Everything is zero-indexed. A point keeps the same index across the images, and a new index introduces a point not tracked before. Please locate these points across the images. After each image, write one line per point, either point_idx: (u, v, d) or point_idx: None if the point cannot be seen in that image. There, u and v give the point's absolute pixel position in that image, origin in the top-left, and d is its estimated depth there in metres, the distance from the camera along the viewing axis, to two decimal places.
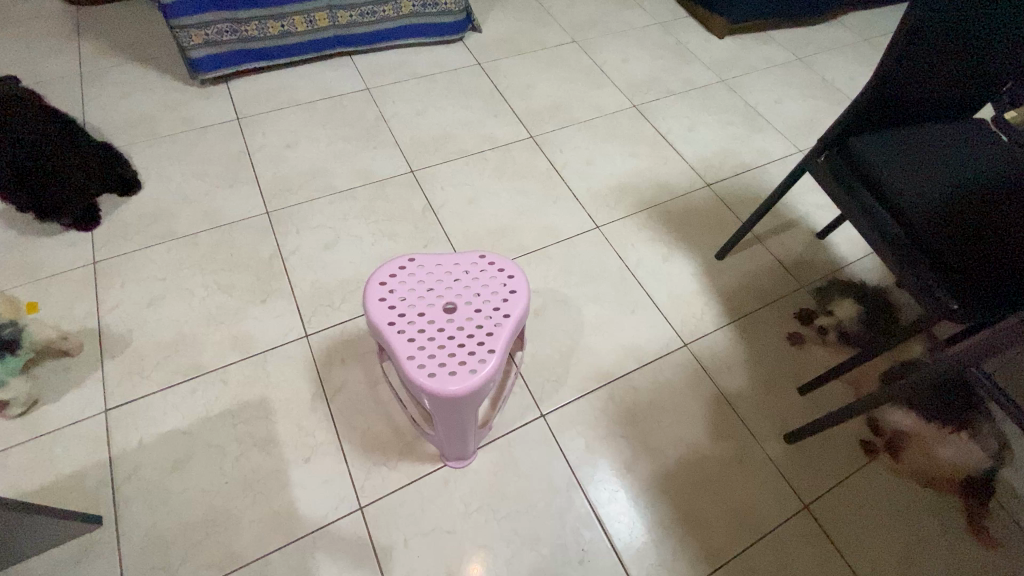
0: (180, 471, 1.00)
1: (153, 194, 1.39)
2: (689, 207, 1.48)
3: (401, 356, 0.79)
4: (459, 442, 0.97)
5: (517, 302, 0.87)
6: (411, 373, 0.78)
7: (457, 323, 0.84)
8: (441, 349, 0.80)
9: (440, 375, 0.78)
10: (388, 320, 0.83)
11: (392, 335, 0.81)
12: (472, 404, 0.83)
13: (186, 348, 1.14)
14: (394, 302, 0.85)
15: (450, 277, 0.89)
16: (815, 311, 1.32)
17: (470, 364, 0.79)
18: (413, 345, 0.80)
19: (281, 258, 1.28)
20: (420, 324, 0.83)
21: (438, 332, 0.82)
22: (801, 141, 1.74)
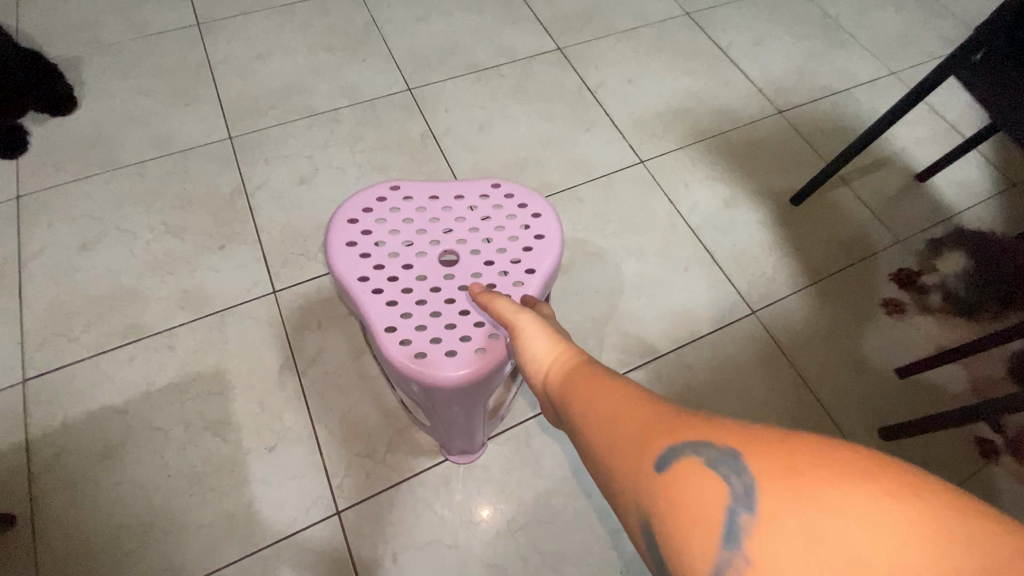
0: (113, 460, 0.80)
1: (94, 114, 1.13)
2: (756, 139, 1.18)
3: (376, 328, 0.55)
4: (465, 437, 0.74)
5: (545, 252, 0.60)
6: (391, 353, 0.54)
7: (461, 280, 0.58)
8: (436, 318, 0.56)
9: (434, 355, 0.53)
10: (360, 274, 0.58)
11: (365, 296, 0.57)
12: (481, 395, 0.59)
13: (125, 304, 0.91)
14: (370, 246, 0.60)
15: (450, 214, 0.63)
16: (920, 271, 1.04)
17: (478, 339, 0.55)
18: (395, 313, 0.56)
19: (245, 195, 1.03)
20: (404, 281, 0.58)
21: (430, 294, 0.57)
22: (893, 61, 1.39)
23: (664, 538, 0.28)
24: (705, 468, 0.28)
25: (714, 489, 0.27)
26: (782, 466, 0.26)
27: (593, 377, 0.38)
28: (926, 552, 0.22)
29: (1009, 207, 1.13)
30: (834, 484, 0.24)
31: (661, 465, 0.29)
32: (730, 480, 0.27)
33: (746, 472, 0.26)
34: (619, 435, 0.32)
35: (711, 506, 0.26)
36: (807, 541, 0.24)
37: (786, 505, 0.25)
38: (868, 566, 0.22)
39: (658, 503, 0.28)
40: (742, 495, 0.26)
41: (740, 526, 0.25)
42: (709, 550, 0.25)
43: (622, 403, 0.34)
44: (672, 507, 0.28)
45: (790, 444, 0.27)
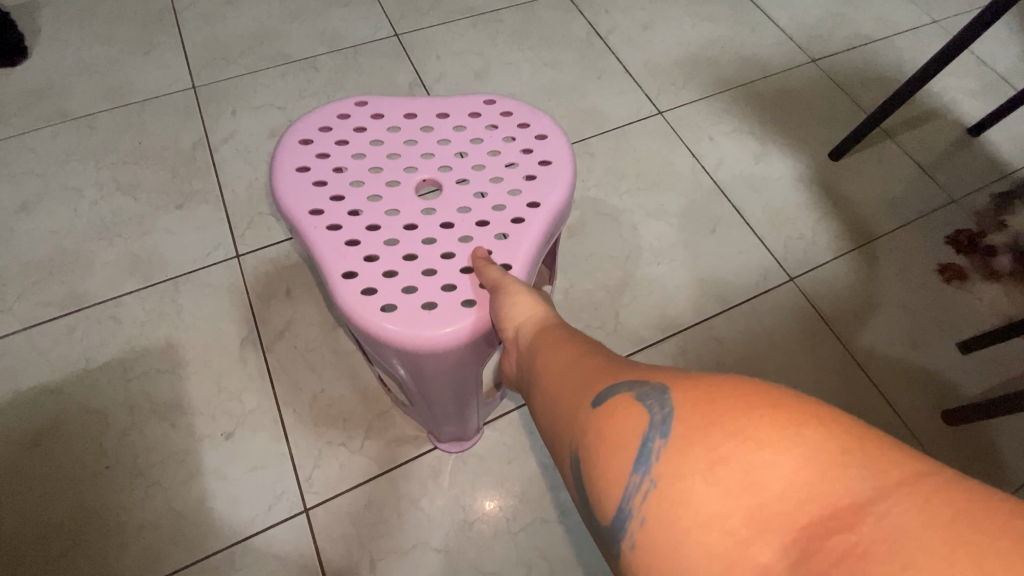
0: (41, 448, 0.67)
1: (44, 64, 1.01)
2: (789, 89, 1.04)
3: (331, 273, 0.44)
4: (455, 421, 0.62)
5: (549, 183, 0.49)
6: (350, 305, 0.43)
7: (444, 217, 0.47)
8: (409, 262, 0.45)
9: (404, 307, 0.43)
10: (314, 208, 0.47)
11: (320, 235, 0.46)
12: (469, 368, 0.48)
13: (66, 270, 0.79)
14: (329, 178, 0.49)
15: (431, 138, 0.52)
16: (982, 232, 0.90)
17: (464, 290, 0.44)
18: (356, 256, 0.45)
19: (209, 149, 0.90)
20: (371, 218, 0.47)
21: (403, 233, 0.46)
22: (936, 8, 1.26)
23: (591, 466, 0.30)
24: (634, 404, 0.30)
25: (637, 419, 0.29)
26: (704, 398, 0.28)
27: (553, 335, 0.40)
28: (822, 474, 0.23)
29: None
30: (744, 414, 0.26)
31: (599, 403, 0.32)
32: (652, 411, 0.29)
33: (667, 404, 0.28)
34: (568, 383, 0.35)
35: (632, 436, 0.28)
36: (709, 459, 0.25)
37: (695, 431, 0.26)
38: (761, 479, 0.24)
39: (589, 435, 0.31)
40: (659, 424, 0.28)
41: (653, 450, 0.27)
42: (623, 468, 0.28)
43: (576, 363, 0.36)
44: (601, 436, 0.30)
45: (716, 385, 0.28)
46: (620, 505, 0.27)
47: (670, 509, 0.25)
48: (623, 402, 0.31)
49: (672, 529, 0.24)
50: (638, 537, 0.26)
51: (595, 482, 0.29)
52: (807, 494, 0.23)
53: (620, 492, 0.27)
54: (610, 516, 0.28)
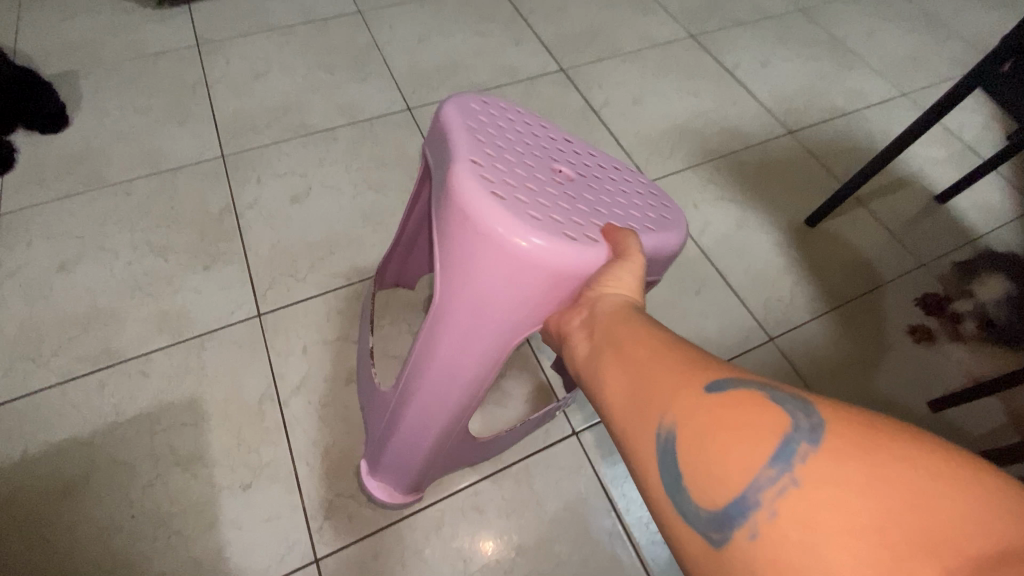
0: (71, 496, 0.72)
1: (85, 132, 1.10)
2: (768, 159, 1.14)
3: (462, 157, 0.48)
4: (410, 445, 0.63)
5: (665, 226, 0.55)
6: (463, 174, 0.46)
7: (564, 180, 0.53)
8: (525, 184, 0.49)
9: (508, 202, 0.46)
10: (462, 118, 0.52)
11: (458, 123, 0.51)
12: (520, 303, 0.48)
13: (100, 326, 0.86)
14: (489, 108, 0.57)
15: (578, 142, 0.60)
16: (948, 295, 0.97)
17: (570, 228, 0.47)
18: (481, 151, 0.50)
19: (235, 213, 0.99)
20: (506, 151, 0.51)
21: (529, 174, 0.50)
22: (904, 82, 1.37)
23: (710, 449, 0.30)
24: (768, 403, 0.31)
25: (779, 419, 0.29)
26: (854, 421, 0.28)
27: (647, 317, 0.41)
28: (990, 512, 0.24)
29: None
30: (906, 442, 0.26)
31: (722, 391, 0.32)
32: (796, 416, 0.29)
33: (814, 413, 0.29)
34: (671, 367, 0.35)
35: (773, 435, 0.29)
36: (869, 469, 0.26)
37: (851, 446, 0.27)
38: (925, 502, 0.24)
39: (709, 418, 0.31)
40: (808, 429, 0.28)
41: (798, 452, 0.28)
42: (761, 462, 0.28)
43: (672, 351, 0.36)
44: (725, 421, 0.30)
45: (866, 416, 0.28)
46: (747, 495, 0.28)
47: (814, 509, 0.26)
48: (756, 397, 0.31)
49: (808, 530, 0.26)
50: (766, 525, 0.27)
51: (714, 468, 0.30)
52: (976, 527, 0.23)
53: (745, 480, 0.28)
54: (728, 501, 0.28)
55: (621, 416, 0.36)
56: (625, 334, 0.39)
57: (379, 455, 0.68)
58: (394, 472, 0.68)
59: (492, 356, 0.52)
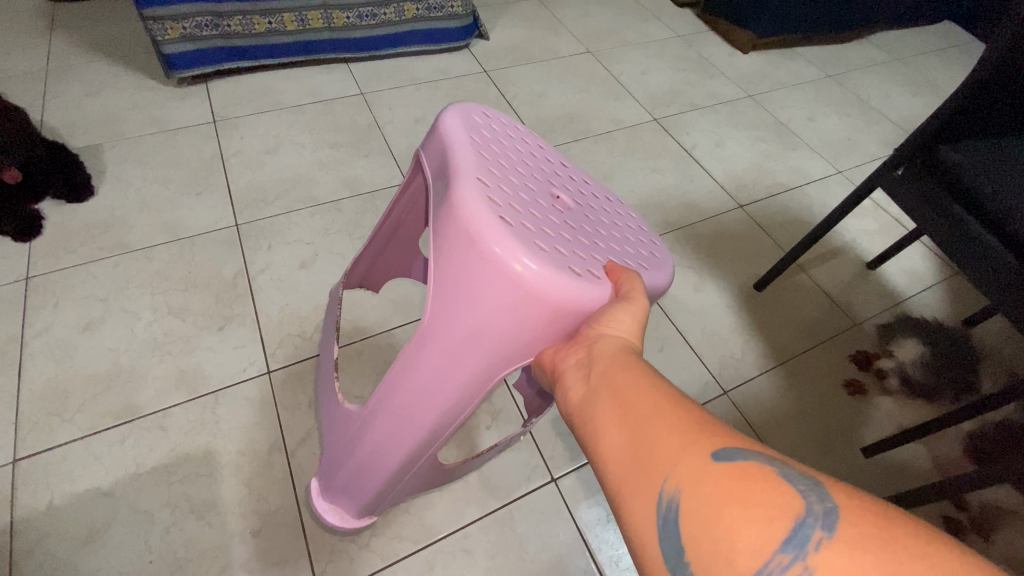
0: (95, 544, 0.79)
1: (108, 200, 1.21)
2: (721, 230, 1.30)
3: (469, 176, 0.55)
4: (366, 467, 0.71)
5: (653, 268, 0.65)
6: (472, 194, 0.53)
7: (562, 214, 0.62)
8: (532, 220, 0.56)
9: (518, 233, 0.53)
10: (472, 140, 0.60)
11: (467, 143, 0.59)
12: (518, 326, 0.54)
13: (121, 384, 0.94)
14: (498, 140, 0.65)
15: (571, 173, 0.71)
16: (874, 353, 1.12)
17: (572, 264, 0.54)
18: (494, 181, 0.56)
19: (247, 278, 1.09)
20: (511, 177, 0.60)
21: (532, 203, 0.59)
22: (839, 160, 1.57)
23: (714, 521, 0.33)
24: (780, 482, 0.33)
25: (791, 502, 0.32)
26: (867, 512, 0.31)
27: (640, 361, 0.47)
28: None
29: (952, 294, 1.24)
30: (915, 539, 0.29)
31: (727, 460, 0.35)
32: (810, 500, 0.32)
33: (828, 499, 0.32)
34: (679, 433, 0.38)
35: (784, 516, 0.31)
36: (877, 559, 0.28)
37: (868, 540, 0.29)
38: None
39: (715, 486, 0.34)
40: (821, 515, 0.31)
41: (811, 538, 0.30)
42: (769, 544, 0.30)
43: (673, 405, 0.40)
44: (728, 489, 0.33)
45: (879, 510, 0.31)
46: None
47: None
48: (764, 473, 0.34)
49: None
50: None
51: (718, 543, 0.32)
52: None
53: (760, 562, 0.30)
54: None
55: (621, 468, 0.39)
56: (627, 384, 0.43)
57: (334, 476, 0.76)
58: (346, 494, 0.76)
59: (483, 374, 0.58)
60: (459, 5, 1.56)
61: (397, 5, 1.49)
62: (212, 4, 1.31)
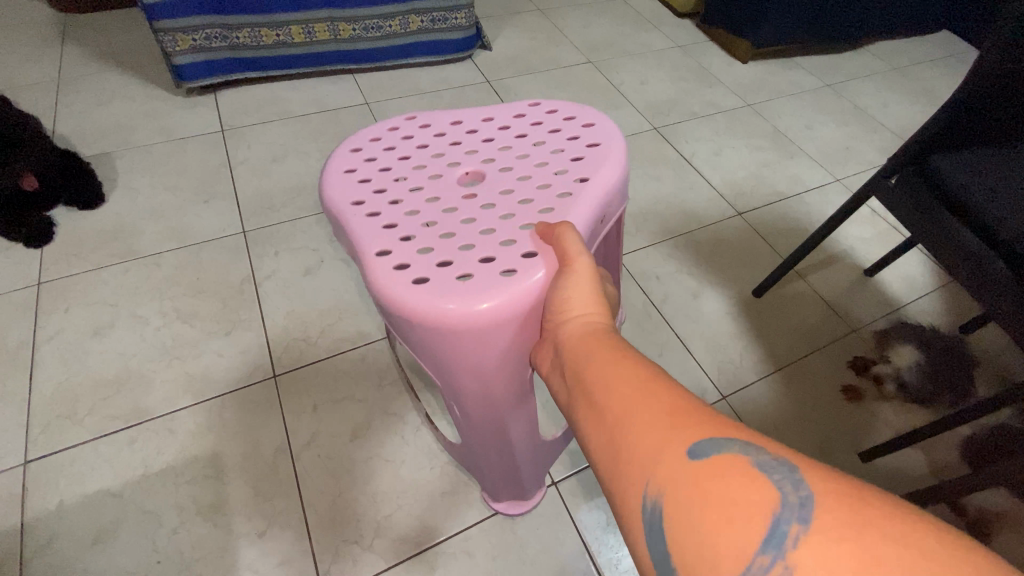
0: (103, 545, 0.81)
1: (118, 208, 1.23)
2: (720, 237, 1.32)
3: (369, 255, 0.55)
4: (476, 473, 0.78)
5: (589, 165, 0.63)
6: (378, 274, 0.53)
7: (478, 203, 0.60)
8: (451, 246, 0.55)
9: (438, 281, 0.52)
10: (358, 208, 0.60)
11: (353, 216, 0.59)
12: (505, 347, 0.54)
13: (130, 388, 0.96)
14: (379, 180, 0.64)
15: (465, 141, 0.69)
16: (872, 359, 1.13)
17: (498, 267, 0.53)
18: (394, 241, 0.56)
19: (254, 283, 1.12)
20: (415, 211, 0.59)
21: (445, 224, 0.58)
22: (837, 168, 1.59)
23: (697, 522, 0.32)
24: (757, 475, 0.33)
25: (767, 495, 0.31)
26: (842, 497, 0.30)
27: (609, 350, 0.47)
28: None
29: (950, 299, 1.25)
30: (891, 523, 0.28)
31: (703, 455, 0.35)
32: (785, 491, 0.31)
33: (802, 487, 0.31)
34: (658, 431, 0.37)
35: (763, 515, 0.31)
36: (854, 553, 0.28)
37: (843, 529, 0.29)
38: None
39: (693, 486, 0.33)
40: (796, 507, 0.30)
41: (788, 533, 0.29)
42: (749, 546, 0.30)
43: (647, 398, 0.40)
44: (706, 487, 0.33)
45: (856, 495, 0.31)
46: None
47: None
48: (741, 465, 0.34)
49: None
50: None
51: (701, 546, 0.31)
52: None
53: (740, 562, 0.30)
54: None
55: (611, 475, 0.39)
56: (601, 385, 0.43)
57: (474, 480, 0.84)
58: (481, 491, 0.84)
59: (509, 389, 0.59)
60: (464, 17, 1.58)
61: (402, 18, 1.52)
62: (222, 17, 1.34)
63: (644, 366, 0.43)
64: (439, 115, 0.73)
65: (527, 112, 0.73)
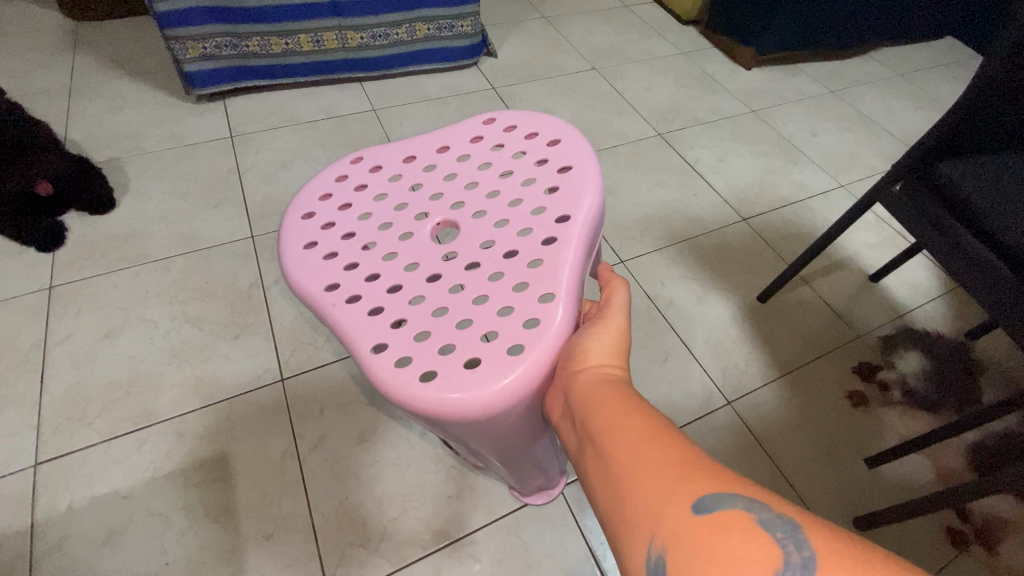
0: (113, 546, 0.82)
1: (129, 212, 1.25)
2: (724, 243, 1.32)
3: (364, 351, 0.50)
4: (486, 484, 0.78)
5: (569, 194, 0.59)
6: (377, 374, 0.48)
7: (466, 258, 0.56)
8: (449, 326, 0.50)
9: (443, 373, 0.47)
10: (336, 293, 0.54)
11: (333, 306, 0.53)
12: (519, 417, 0.51)
13: (140, 390, 0.97)
14: (347, 253, 0.58)
15: (431, 184, 0.64)
16: (877, 365, 1.13)
17: (501, 342, 0.49)
18: (386, 330, 0.51)
19: (262, 288, 1.13)
20: (403, 283, 0.55)
21: (437, 294, 0.53)
22: (841, 174, 1.59)
23: None
24: (760, 533, 0.32)
25: (769, 555, 0.30)
26: (846, 559, 0.29)
27: (616, 397, 0.44)
28: None
29: (956, 305, 1.25)
30: None
31: (706, 511, 0.33)
32: (788, 550, 0.30)
33: (806, 547, 0.30)
34: (662, 483, 0.36)
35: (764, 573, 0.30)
36: None
37: None
38: None
39: (697, 542, 0.32)
40: (799, 569, 0.29)
41: None
42: None
43: (652, 451, 0.38)
44: (709, 545, 0.31)
45: (860, 555, 0.30)
46: None
47: None
48: (745, 522, 0.32)
49: None
50: None
51: None
52: None
53: None
54: None
55: (613, 525, 0.37)
56: (606, 432, 0.41)
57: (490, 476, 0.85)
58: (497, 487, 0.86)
59: (522, 436, 0.57)
60: (470, 25, 1.60)
61: (409, 26, 1.54)
62: (232, 25, 1.36)
63: (651, 416, 0.42)
64: (390, 156, 0.67)
65: (480, 140, 0.68)
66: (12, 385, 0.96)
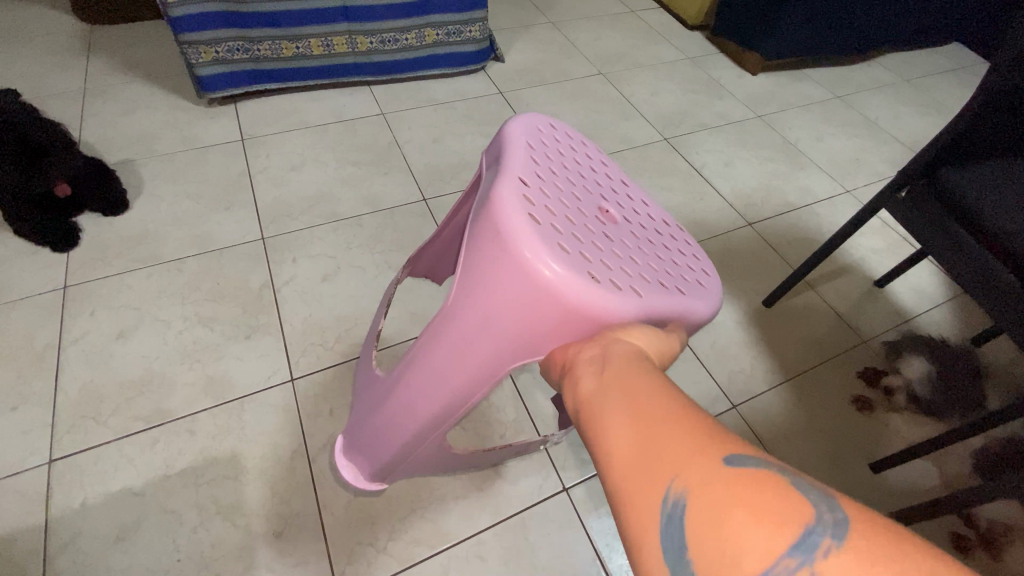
0: (126, 542, 0.83)
1: (143, 213, 1.27)
2: (729, 247, 1.33)
3: (511, 172, 0.50)
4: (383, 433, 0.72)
5: (698, 290, 0.57)
6: (506, 189, 0.48)
7: (605, 224, 0.55)
8: (569, 225, 0.50)
9: (546, 234, 0.47)
10: (528, 143, 0.55)
11: (520, 140, 0.55)
12: (529, 321, 0.48)
13: (153, 390, 0.98)
14: (559, 147, 0.59)
15: (630, 196, 0.64)
16: (882, 370, 1.14)
17: (597, 273, 0.47)
18: (537, 183, 0.51)
19: (272, 290, 1.14)
20: (561, 183, 0.54)
21: (571, 205, 0.52)
22: (848, 180, 1.59)
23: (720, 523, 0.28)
24: (789, 490, 0.29)
25: (799, 510, 0.27)
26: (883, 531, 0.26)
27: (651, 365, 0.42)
28: None
29: (960, 311, 1.25)
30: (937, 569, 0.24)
31: (735, 464, 0.30)
32: (819, 510, 0.27)
33: (839, 509, 0.27)
34: (685, 434, 0.33)
35: (790, 526, 0.26)
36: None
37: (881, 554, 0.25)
38: None
39: (720, 486, 0.29)
40: (831, 524, 0.26)
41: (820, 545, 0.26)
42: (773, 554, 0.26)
43: (677, 409, 0.35)
44: (730, 492, 0.29)
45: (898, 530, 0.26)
46: None
47: None
48: (774, 481, 0.29)
49: None
50: None
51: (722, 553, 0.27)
52: None
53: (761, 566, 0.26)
54: None
55: (618, 463, 0.34)
56: (633, 381, 0.39)
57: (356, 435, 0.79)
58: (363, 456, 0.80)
59: (490, 361, 0.53)
60: (477, 30, 1.63)
61: (418, 32, 1.56)
62: (243, 29, 1.38)
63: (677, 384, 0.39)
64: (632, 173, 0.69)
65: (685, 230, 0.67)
66: (27, 384, 0.98)
